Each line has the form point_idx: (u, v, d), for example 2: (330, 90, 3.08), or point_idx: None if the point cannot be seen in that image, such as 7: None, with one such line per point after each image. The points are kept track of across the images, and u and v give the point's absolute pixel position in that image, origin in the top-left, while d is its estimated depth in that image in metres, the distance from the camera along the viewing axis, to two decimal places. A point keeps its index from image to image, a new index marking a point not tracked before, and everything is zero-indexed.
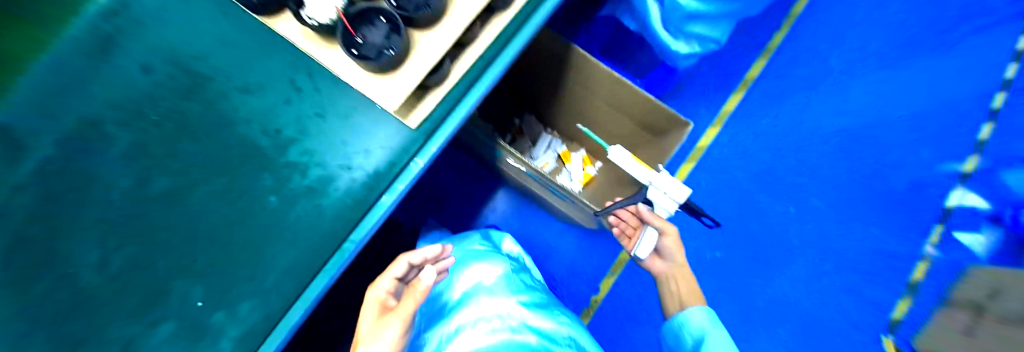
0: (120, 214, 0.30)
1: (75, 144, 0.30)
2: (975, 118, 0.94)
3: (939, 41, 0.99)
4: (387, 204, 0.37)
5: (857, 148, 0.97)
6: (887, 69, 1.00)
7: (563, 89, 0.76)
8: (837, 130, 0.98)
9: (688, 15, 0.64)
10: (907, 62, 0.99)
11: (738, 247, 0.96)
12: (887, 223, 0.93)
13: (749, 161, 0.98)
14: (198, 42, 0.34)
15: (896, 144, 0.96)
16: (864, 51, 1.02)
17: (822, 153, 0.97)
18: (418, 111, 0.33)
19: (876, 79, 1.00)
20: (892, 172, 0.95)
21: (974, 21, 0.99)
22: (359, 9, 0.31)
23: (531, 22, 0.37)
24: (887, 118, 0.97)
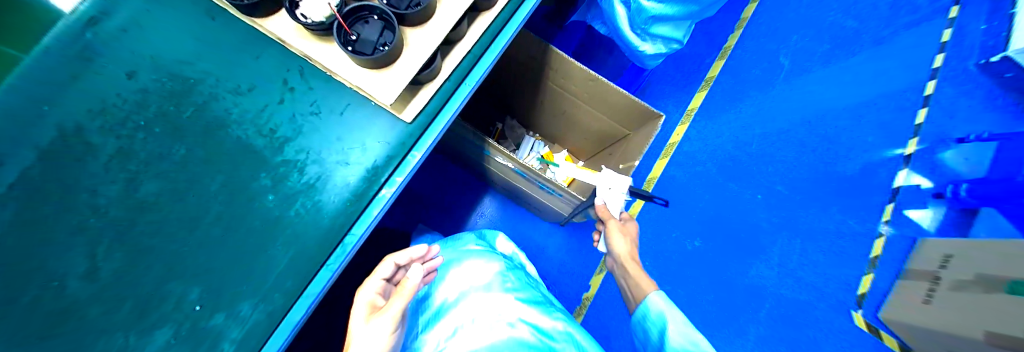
0: (103, 220, 0.30)
1: (63, 152, 0.29)
2: (914, 103, 1.04)
3: (870, 36, 1.11)
4: (385, 198, 0.37)
5: (814, 136, 1.05)
6: (832, 64, 1.10)
7: (544, 90, 0.79)
8: (794, 121, 1.06)
9: (651, 17, 0.68)
10: (847, 55, 1.10)
11: (715, 235, 1.00)
12: (847, 203, 1.00)
13: (720, 153, 1.04)
14: (182, 46, 0.33)
15: (847, 130, 1.05)
16: (809, 47, 1.12)
17: (784, 142, 1.05)
18: (413, 105, 0.36)
19: (823, 71, 1.09)
20: (848, 155, 1.03)
21: (895, 18, 1.12)
22: (352, 8, 0.32)
23: (517, 17, 0.40)
24: (838, 107, 1.06)
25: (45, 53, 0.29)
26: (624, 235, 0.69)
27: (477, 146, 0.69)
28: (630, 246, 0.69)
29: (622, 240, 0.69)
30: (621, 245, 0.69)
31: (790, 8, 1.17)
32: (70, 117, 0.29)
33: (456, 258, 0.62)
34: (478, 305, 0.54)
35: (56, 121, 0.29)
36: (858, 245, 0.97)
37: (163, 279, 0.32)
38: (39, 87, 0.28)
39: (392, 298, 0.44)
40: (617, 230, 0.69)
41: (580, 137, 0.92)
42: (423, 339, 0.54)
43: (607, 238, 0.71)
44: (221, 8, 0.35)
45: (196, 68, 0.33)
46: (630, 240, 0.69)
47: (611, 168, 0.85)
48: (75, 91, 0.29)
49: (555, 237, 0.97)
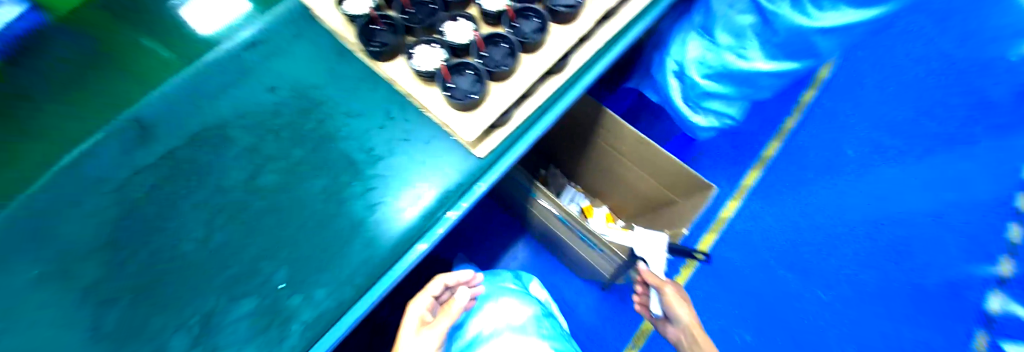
0: (228, 198, 0.39)
1: (209, 140, 0.41)
2: (1000, 217, 0.97)
3: (948, 137, 1.06)
4: (451, 219, 0.40)
5: (881, 235, 0.98)
6: (905, 160, 1.04)
7: (593, 146, 0.84)
8: (859, 215, 1.00)
9: (704, 93, 0.72)
10: (922, 154, 1.04)
11: (765, 328, 0.92)
12: (918, 316, 0.92)
13: (772, 237, 0.99)
14: (317, 76, 0.44)
15: (919, 235, 0.98)
16: (880, 139, 1.08)
17: (846, 236, 0.99)
18: (486, 143, 0.41)
19: (894, 167, 1.04)
20: (922, 261, 0.96)
21: (977, 122, 1.07)
22: (453, 63, 0.40)
23: (588, 72, 0.46)
24: (912, 211, 1.00)
25: (208, 71, 0.44)
26: (682, 302, 0.69)
27: (523, 188, 0.74)
28: (693, 315, 0.67)
29: (683, 306, 0.68)
30: (684, 312, 0.68)
31: (861, 93, 1.14)
32: (222, 118, 0.42)
33: (495, 293, 0.63)
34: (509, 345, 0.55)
35: (211, 120, 0.42)
36: None
37: (259, 256, 0.38)
38: (196, 92, 0.43)
39: (439, 316, 0.49)
40: (676, 297, 0.68)
41: (622, 196, 0.93)
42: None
43: (667, 305, 0.69)
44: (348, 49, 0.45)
45: (323, 92, 0.43)
46: (688, 306, 0.68)
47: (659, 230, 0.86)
48: (227, 99, 0.43)
49: (587, 295, 0.95)
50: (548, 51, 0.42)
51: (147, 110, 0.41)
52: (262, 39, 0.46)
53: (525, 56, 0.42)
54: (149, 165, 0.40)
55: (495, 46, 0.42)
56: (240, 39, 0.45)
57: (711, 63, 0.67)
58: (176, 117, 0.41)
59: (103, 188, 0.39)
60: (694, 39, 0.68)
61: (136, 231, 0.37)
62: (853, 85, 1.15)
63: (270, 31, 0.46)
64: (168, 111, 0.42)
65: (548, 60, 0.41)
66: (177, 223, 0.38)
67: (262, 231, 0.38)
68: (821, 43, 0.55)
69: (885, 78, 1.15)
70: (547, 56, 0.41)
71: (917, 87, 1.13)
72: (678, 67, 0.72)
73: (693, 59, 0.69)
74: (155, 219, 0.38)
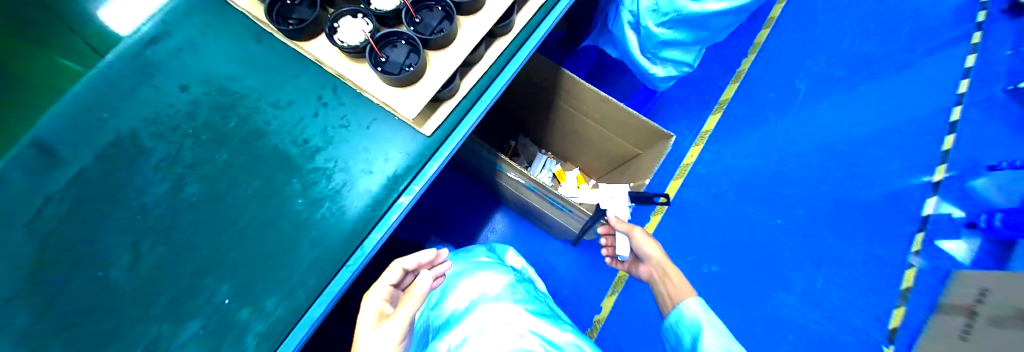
0: (149, 215, 0.35)
1: (114, 154, 0.36)
2: (936, 130, 1.03)
3: (889, 61, 1.11)
4: (403, 205, 0.38)
5: (833, 161, 1.03)
6: (850, 88, 1.09)
7: (557, 110, 0.82)
8: (810, 143, 1.05)
9: (660, 43, 0.70)
10: (865, 80, 1.09)
11: (733, 262, 0.96)
12: (875, 231, 0.97)
13: (734, 176, 1.03)
14: (233, 67, 0.39)
15: (868, 155, 1.03)
16: (827, 69, 1.12)
17: (802, 165, 1.03)
18: (432, 120, 0.38)
19: (839, 95, 1.09)
20: (872, 180, 1.01)
21: (913, 44, 1.12)
22: (382, 34, 0.36)
23: (535, 34, 0.43)
24: (860, 133, 1.05)
25: (105, 73, 0.38)
26: (649, 241, 0.71)
27: (489, 162, 0.72)
28: (662, 251, 0.70)
29: (650, 244, 0.71)
30: (653, 250, 0.70)
31: (807, 27, 1.18)
32: (126, 125, 0.36)
33: (468, 270, 0.64)
34: (486, 313, 0.55)
35: (115, 129, 0.36)
36: (883, 275, 0.94)
37: (198, 273, 0.34)
38: (92, 101, 0.37)
39: (399, 306, 0.43)
40: (643, 237, 0.71)
41: (591, 157, 0.93)
42: (436, 346, 0.55)
43: (636, 247, 0.72)
44: (266, 32, 0.40)
45: (241, 84, 0.38)
46: (655, 245, 0.70)
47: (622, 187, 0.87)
48: (130, 103, 0.37)
49: (566, 255, 0.97)
50: (488, 12, 0.37)
51: (41, 128, 0.35)
52: (165, 31, 0.39)
53: (463, 20, 0.38)
54: (50, 190, 0.34)
55: (428, 11, 0.38)
56: (137, 33, 0.39)
57: (663, 9, 0.65)
58: (71, 131, 0.36)
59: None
60: None
61: (40, 270, 0.32)
62: (799, 21, 1.19)
63: (174, 20, 0.40)
64: (58, 128, 0.35)
65: (489, 21, 0.37)
66: (94, 251, 0.33)
67: (199, 247, 0.35)
68: None
69: (827, 12, 1.19)
70: (487, 17, 0.37)
71: (859, 16, 1.18)
72: (633, 17, 0.70)
73: (645, 8, 0.66)
74: (63, 250, 0.33)
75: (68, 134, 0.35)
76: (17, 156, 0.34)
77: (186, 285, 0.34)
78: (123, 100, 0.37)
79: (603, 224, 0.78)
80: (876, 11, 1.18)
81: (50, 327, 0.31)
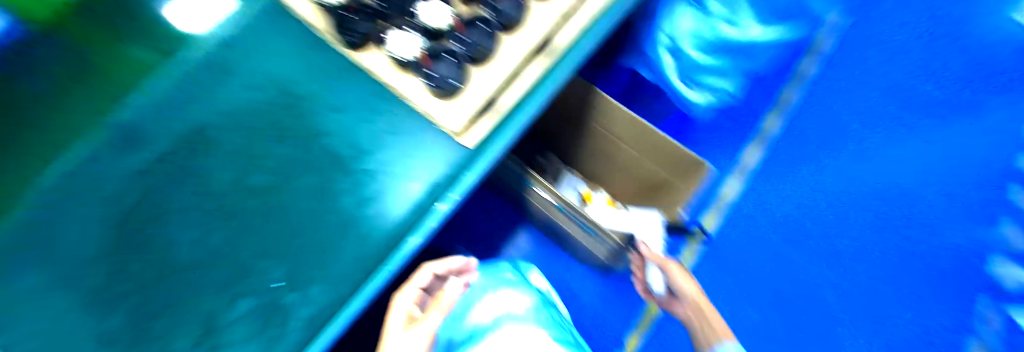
0: (214, 200, 0.38)
1: (187, 143, 0.40)
2: (961, 187, 1.08)
3: (931, 114, 1.12)
4: (441, 211, 0.39)
5: (863, 210, 1.05)
6: (887, 134, 1.10)
7: (589, 131, 0.83)
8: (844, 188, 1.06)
9: (699, 66, 0.72)
10: (904, 129, 1.10)
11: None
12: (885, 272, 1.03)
13: (775, 216, 1.03)
14: (295, 72, 0.42)
15: (892, 200, 1.06)
16: (869, 110, 1.11)
17: (837, 213, 1.05)
18: (472, 132, 0.38)
19: (881, 141, 1.10)
20: (894, 218, 1.05)
21: (956, 99, 1.12)
22: (433, 49, 0.38)
23: (578, 49, 0.42)
24: (885, 181, 1.07)
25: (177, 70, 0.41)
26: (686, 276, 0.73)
27: (518, 177, 0.73)
28: (696, 286, 0.73)
29: (686, 279, 0.73)
30: (687, 284, 0.73)
31: (856, 64, 1.15)
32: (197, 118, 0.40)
33: (494, 286, 0.64)
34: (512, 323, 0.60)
35: (187, 121, 0.40)
36: None
37: (253, 258, 0.38)
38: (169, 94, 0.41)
39: (427, 311, 0.48)
40: (678, 271, 0.74)
41: (619, 180, 0.93)
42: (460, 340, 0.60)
43: (670, 280, 0.74)
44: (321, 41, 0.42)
45: (302, 87, 0.42)
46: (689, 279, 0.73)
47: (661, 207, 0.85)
48: (201, 99, 0.40)
49: (588, 280, 0.96)
50: (528, 32, 0.40)
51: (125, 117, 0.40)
52: (233, 31, 0.42)
53: (504, 38, 0.40)
54: (133, 171, 0.38)
55: (474, 29, 0.40)
56: (208, 32, 0.42)
57: (705, 35, 0.69)
58: (151, 121, 0.40)
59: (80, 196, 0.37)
60: (685, 10, 0.68)
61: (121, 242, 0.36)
62: (849, 54, 1.15)
63: (239, 19, 0.42)
64: (141, 118, 0.40)
65: (531, 40, 0.40)
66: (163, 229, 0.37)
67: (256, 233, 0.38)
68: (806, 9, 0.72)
69: (878, 49, 1.16)
70: (528, 37, 0.40)
71: (909, 55, 1.16)
72: (671, 42, 0.70)
73: (686, 31, 0.69)
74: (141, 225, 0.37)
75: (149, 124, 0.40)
76: (105, 139, 0.39)
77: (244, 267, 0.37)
78: (194, 96, 0.40)
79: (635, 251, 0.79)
80: (927, 55, 1.17)
81: (125, 293, 0.35)
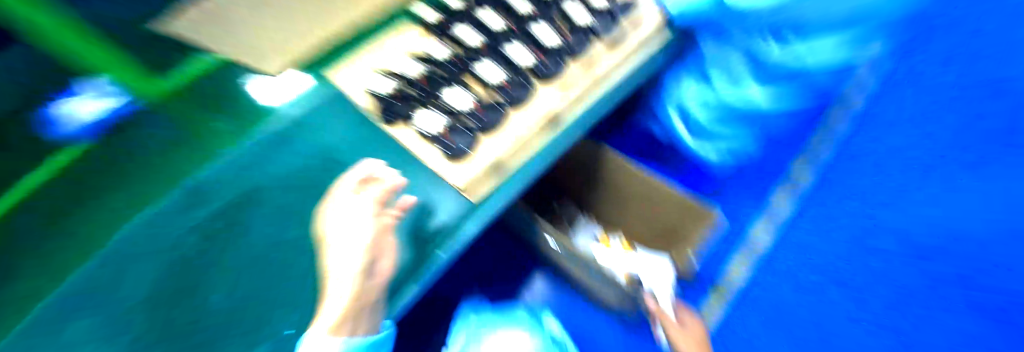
0: (247, 258, 0.39)
1: (239, 203, 0.37)
2: None
3: (1008, 143, 0.98)
4: (440, 259, 0.47)
5: (943, 259, 0.90)
6: (959, 171, 0.97)
7: (600, 180, 0.90)
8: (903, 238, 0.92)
9: (710, 131, 0.77)
10: (981, 165, 0.97)
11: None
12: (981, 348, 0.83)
13: (823, 264, 0.92)
14: (335, 139, 0.43)
15: (976, 265, 0.89)
16: (932, 146, 1.00)
17: (907, 263, 0.90)
18: (477, 186, 0.46)
19: (954, 183, 0.96)
20: (980, 283, 0.87)
21: None
22: (454, 123, 0.48)
23: (575, 124, 0.53)
24: (970, 228, 0.91)
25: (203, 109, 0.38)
26: (694, 329, 0.79)
27: (529, 223, 0.78)
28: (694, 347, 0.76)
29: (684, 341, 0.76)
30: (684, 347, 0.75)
31: (903, 97, 1.06)
32: (237, 186, 0.36)
33: (502, 325, 0.69)
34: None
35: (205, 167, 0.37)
36: None
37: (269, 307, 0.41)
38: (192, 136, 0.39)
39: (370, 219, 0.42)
40: (677, 335, 0.75)
41: (636, 225, 0.91)
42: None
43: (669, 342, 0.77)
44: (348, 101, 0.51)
45: None
46: (698, 343, 0.77)
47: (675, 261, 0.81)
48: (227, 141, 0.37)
49: (610, 328, 0.93)
50: (533, 109, 0.49)
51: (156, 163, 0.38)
52: (297, 108, 0.39)
53: (511, 113, 0.50)
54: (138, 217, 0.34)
55: (487, 108, 0.49)
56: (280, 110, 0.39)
57: (711, 104, 0.73)
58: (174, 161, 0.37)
59: (68, 249, 0.32)
60: (690, 82, 0.74)
61: (145, 304, 0.33)
62: (895, 87, 1.07)
63: (306, 96, 0.39)
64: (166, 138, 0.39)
65: (537, 115, 0.49)
66: (206, 282, 0.37)
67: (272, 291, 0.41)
68: (813, 68, 0.66)
69: (930, 79, 1.06)
70: (532, 114, 0.49)
71: (969, 86, 1.04)
72: (678, 107, 0.78)
73: (693, 100, 0.75)
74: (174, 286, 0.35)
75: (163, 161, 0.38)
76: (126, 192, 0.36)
77: (257, 325, 0.40)
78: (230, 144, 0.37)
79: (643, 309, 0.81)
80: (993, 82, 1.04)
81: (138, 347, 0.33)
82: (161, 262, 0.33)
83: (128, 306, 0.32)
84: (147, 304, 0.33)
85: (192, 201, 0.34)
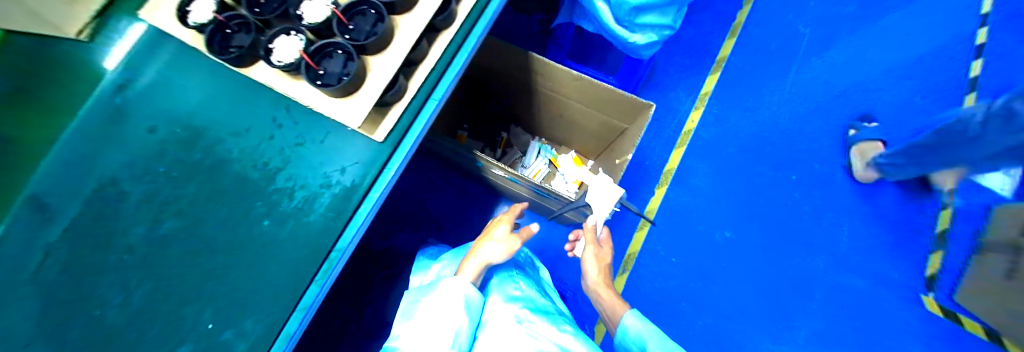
0: (134, 257, 0.34)
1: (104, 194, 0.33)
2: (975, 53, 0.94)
3: None
4: (367, 210, 0.43)
5: (857, 107, 0.96)
6: (867, 24, 1.01)
7: (537, 96, 0.83)
8: (816, 99, 0.98)
9: (633, 9, 0.68)
10: (887, 16, 1.01)
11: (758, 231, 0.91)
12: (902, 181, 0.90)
13: (749, 134, 0.98)
14: (183, 101, 0.38)
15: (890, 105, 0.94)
16: (841, 7, 1.05)
17: (824, 116, 0.97)
18: (383, 125, 0.38)
19: (864, 36, 1.01)
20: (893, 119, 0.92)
21: None
22: (318, 46, 0.36)
23: (481, 20, 0.43)
24: (880, 73, 0.97)
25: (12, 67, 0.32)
26: (608, 251, 0.77)
27: (470, 159, 0.74)
28: (601, 273, 0.74)
29: (594, 264, 0.75)
30: (593, 270, 0.75)
31: None
32: (109, 172, 0.34)
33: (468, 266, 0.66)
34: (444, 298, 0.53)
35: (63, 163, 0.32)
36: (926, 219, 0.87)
37: (183, 302, 0.37)
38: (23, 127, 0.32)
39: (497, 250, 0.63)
40: (591, 256, 0.75)
41: (584, 138, 0.91)
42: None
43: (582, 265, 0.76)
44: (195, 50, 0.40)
45: (201, 117, 0.38)
46: (602, 267, 0.75)
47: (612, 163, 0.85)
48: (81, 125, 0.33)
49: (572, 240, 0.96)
50: (422, 7, 0.37)
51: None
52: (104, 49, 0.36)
53: (398, 20, 0.37)
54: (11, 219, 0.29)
55: (361, 16, 0.37)
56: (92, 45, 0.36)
57: None
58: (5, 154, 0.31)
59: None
60: None
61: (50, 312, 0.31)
62: None
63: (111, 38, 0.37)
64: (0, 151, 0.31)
65: (425, 15, 0.37)
66: (101, 286, 0.33)
67: (205, 283, 0.37)
68: None
69: None
70: (422, 12, 0.37)
71: None
72: None
73: None
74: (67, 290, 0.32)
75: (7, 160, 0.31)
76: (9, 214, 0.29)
77: (165, 328, 0.36)
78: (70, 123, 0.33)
79: (577, 217, 0.81)
80: None
81: None
82: (32, 246, 0.30)
83: (19, 293, 0.30)
84: (39, 296, 0.31)
85: (71, 182, 0.32)
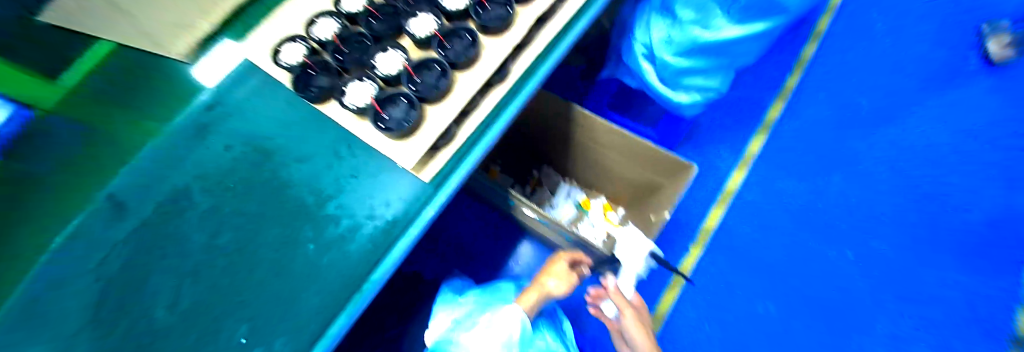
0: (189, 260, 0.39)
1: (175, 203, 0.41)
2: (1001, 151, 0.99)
3: (956, 78, 1.05)
4: (407, 240, 0.41)
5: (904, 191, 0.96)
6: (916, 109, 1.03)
7: (574, 143, 0.85)
8: (861, 173, 0.98)
9: (679, 71, 0.70)
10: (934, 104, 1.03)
11: (797, 305, 0.89)
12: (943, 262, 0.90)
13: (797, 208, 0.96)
14: (267, 128, 0.43)
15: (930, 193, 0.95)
16: (891, 87, 1.06)
17: (867, 192, 0.97)
18: (430, 166, 0.40)
19: (912, 120, 1.02)
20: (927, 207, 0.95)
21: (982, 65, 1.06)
22: (385, 94, 0.40)
23: (533, 76, 0.45)
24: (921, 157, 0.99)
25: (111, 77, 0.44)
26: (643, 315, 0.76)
27: (502, 197, 0.75)
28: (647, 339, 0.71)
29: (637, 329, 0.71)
30: (638, 337, 0.71)
31: (863, 45, 1.11)
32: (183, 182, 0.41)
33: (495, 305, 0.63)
34: (508, 320, 0.54)
35: (171, 185, 0.41)
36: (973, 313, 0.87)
37: (222, 315, 0.38)
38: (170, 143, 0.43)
39: (547, 277, 0.64)
40: (631, 318, 0.72)
41: (614, 186, 0.91)
42: None
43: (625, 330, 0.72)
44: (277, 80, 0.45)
45: (273, 142, 0.43)
46: (646, 333, 0.71)
47: (644, 219, 0.85)
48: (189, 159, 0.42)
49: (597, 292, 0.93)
50: (482, 68, 0.40)
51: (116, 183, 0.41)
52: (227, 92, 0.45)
53: (459, 75, 0.41)
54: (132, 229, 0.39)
55: (427, 70, 0.41)
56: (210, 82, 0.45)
57: (678, 41, 0.65)
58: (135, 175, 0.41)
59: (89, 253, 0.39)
60: (657, 19, 0.67)
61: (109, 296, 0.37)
62: (853, 36, 1.12)
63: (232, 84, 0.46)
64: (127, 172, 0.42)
65: (483, 74, 0.40)
66: (155, 283, 0.38)
67: (245, 297, 0.38)
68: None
69: (883, 27, 1.12)
70: (481, 72, 0.40)
71: (926, 33, 1.11)
72: (646, 49, 0.71)
73: (658, 40, 0.68)
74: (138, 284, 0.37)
75: (133, 182, 0.41)
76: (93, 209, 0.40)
77: (201, 339, 0.37)
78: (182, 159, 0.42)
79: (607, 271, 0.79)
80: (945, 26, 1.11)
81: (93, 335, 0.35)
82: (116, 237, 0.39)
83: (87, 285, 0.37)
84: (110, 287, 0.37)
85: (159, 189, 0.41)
